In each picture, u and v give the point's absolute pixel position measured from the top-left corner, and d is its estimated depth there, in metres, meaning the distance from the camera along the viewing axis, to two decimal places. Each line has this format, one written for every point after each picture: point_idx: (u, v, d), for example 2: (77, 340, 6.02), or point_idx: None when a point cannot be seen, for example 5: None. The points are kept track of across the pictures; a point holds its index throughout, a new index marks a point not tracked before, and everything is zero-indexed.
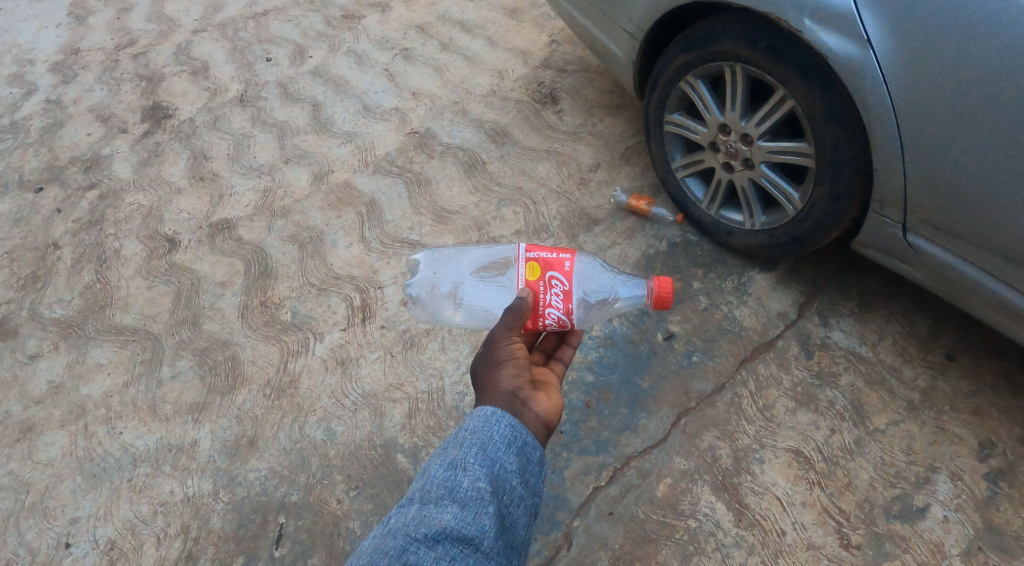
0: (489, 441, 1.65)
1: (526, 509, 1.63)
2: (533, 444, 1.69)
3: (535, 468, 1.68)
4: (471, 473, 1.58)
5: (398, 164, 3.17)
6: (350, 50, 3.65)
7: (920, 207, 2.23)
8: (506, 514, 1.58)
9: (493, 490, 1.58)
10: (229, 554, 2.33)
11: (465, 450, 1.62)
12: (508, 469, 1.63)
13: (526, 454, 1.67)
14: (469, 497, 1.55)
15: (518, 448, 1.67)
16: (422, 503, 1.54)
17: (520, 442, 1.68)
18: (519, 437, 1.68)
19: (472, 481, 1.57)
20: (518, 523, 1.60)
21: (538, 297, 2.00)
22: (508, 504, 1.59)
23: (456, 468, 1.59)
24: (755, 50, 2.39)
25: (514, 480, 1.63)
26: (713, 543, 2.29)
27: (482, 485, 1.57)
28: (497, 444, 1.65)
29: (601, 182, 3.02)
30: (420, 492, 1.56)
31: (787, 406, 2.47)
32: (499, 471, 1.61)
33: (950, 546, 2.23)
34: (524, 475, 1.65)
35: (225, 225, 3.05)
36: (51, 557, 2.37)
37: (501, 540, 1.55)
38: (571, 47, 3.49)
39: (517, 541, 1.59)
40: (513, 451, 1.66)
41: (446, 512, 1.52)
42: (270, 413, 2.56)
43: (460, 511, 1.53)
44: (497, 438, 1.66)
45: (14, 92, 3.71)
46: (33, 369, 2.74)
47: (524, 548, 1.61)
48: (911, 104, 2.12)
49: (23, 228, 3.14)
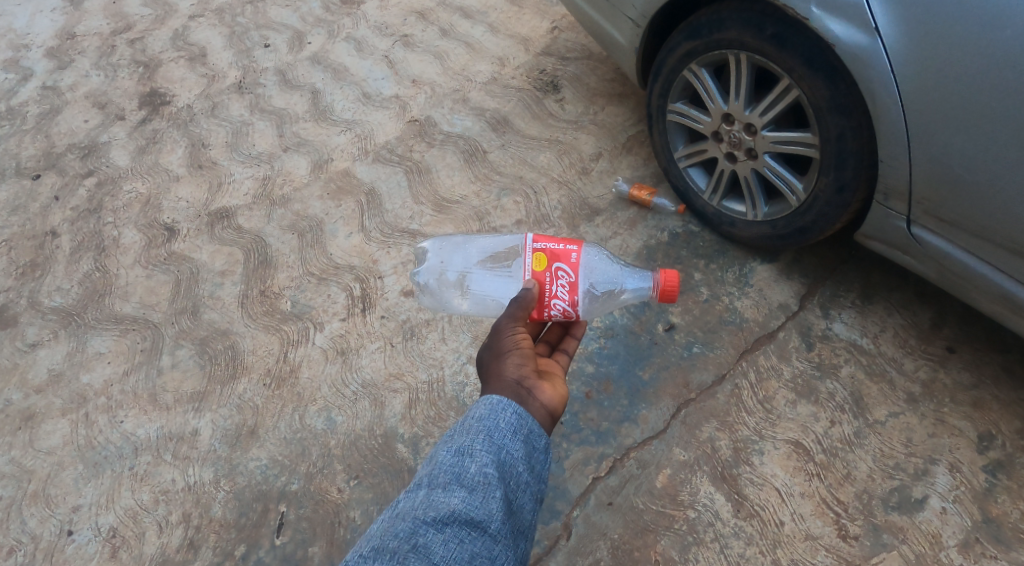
0: (495, 428, 1.64)
1: (533, 494, 1.62)
2: (538, 431, 1.68)
3: (542, 456, 1.67)
4: (478, 459, 1.58)
5: (398, 153, 3.14)
6: (349, 36, 3.60)
7: (925, 199, 2.21)
8: (513, 498, 1.58)
9: (500, 475, 1.57)
10: (230, 542, 2.34)
11: (472, 436, 1.62)
12: (514, 456, 1.62)
13: (532, 442, 1.66)
14: (476, 482, 1.55)
15: (524, 435, 1.66)
16: (430, 488, 1.54)
17: (525, 429, 1.67)
18: (524, 425, 1.67)
19: (479, 467, 1.56)
20: (525, 508, 1.59)
21: (544, 288, 1.99)
22: (515, 488, 1.59)
23: (463, 454, 1.58)
24: (760, 38, 2.36)
25: (521, 466, 1.62)
26: (712, 533, 2.29)
27: (489, 470, 1.57)
28: (504, 431, 1.64)
29: (602, 171, 3.00)
30: (428, 477, 1.56)
31: (787, 398, 2.47)
32: (506, 457, 1.61)
33: (948, 537, 2.24)
34: (531, 461, 1.64)
35: (224, 214, 3.04)
36: (53, 544, 2.38)
37: (509, 524, 1.55)
38: (573, 34, 3.45)
39: (524, 524, 1.58)
40: (519, 438, 1.65)
41: (453, 496, 1.52)
42: (270, 403, 2.56)
43: (468, 495, 1.53)
44: (503, 426, 1.65)
45: (10, 78, 3.67)
46: (34, 357, 2.74)
47: (532, 533, 1.61)
48: (918, 95, 2.09)
49: (21, 216, 3.13)
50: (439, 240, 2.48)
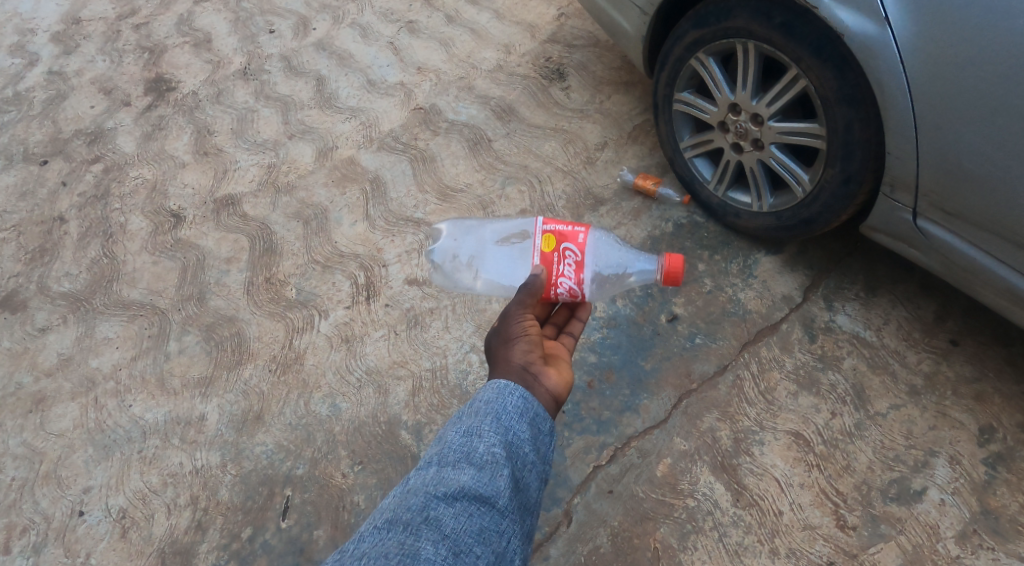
0: (502, 411, 1.65)
1: (539, 473, 1.64)
2: (543, 415, 1.70)
3: (547, 438, 1.69)
4: (486, 439, 1.60)
5: (402, 141, 3.14)
6: (353, 22, 3.58)
7: (932, 192, 2.19)
8: (520, 477, 1.60)
9: (507, 454, 1.59)
10: (238, 524, 2.38)
11: (480, 419, 1.64)
12: (521, 436, 1.64)
13: (537, 424, 1.68)
14: (484, 461, 1.57)
15: (530, 418, 1.68)
16: (440, 466, 1.56)
17: (531, 412, 1.68)
18: (530, 408, 1.69)
19: (487, 447, 1.58)
20: (531, 485, 1.61)
21: (551, 268, 2.00)
22: (522, 467, 1.61)
23: (471, 434, 1.60)
24: (768, 27, 2.33)
25: (527, 447, 1.64)
26: (711, 522, 2.31)
27: (497, 450, 1.59)
28: (511, 413, 1.66)
29: (608, 161, 2.99)
30: (437, 456, 1.59)
31: (789, 389, 2.48)
32: (513, 438, 1.62)
33: (945, 528, 2.25)
34: (536, 443, 1.66)
35: (229, 201, 3.05)
36: (64, 524, 2.42)
37: (516, 501, 1.57)
38: (580, 20, 3.42)
39: (531, 501, 1.61)
40: (526, 420, 1.67)
41: (463, 474, 1.54)
42: (276, 389, 2.60)
43: (476, 473, 1.55)
44: (510, 408, 1.67)
45: (15, 63, 3.67)
46: (44, 342, 2.77)
47: (538, 511, 1.63)
48: (927, 87, 2.07)
49: (29, 201, 3.15)
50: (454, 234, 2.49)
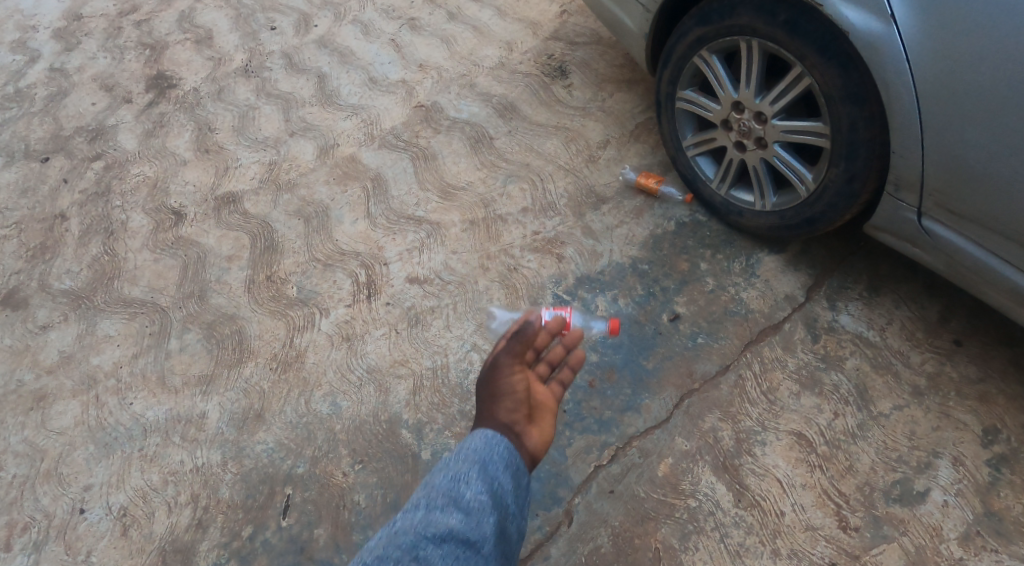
0: (488, 462, 1.65)
1: (521, 525, 1.63)
2: (521, 476, 1.67)
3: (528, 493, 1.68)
4: (473, 485, 1.60)
5: (404, 138, 3.13)
6: (355, 19, 3.58)
7: (937, 191, 2.17)
8: (504, 525, 1.59)
9: (494, 501, 1.59)
10: (238, 523, 2.37)
11: (468, 466, 1.63)
12: (506, 487, 1.63)
13: (520, 479, 1.67)
14: (471, 506, 1.56)
15: (513, 472, 1.66)
16: (429, 508, 1.56)
17: (512, 469, 1.67)
18: (510, 467, 1.67)
19: (474, 493, 1.58)
20: (514, 535, 1.61)
21: None
22: (507, 517, 1.60)
23: (458, 480, 1.60)
24: (772, 24, 2.31)
25: (511, 497, 1.63)
26: (712, 522, 2.29)
27: (484, 496, 1.58)
28: (495, 465, 1.65)
29: (610, 159, 2.98)
30: (425, 499, 1.59)
31: (791, 389, 2.47)
32: (499, 488, 1.62)
33: (949, 530, 2.23)
34: (520, 494, 1.65)
35: (230, 198, 3.05)
36: (65, 522, 2.42)
37: (501, 548, 1.57)
38: (583, 18, 3.42)
39: (514, 550, 1.60)
40: (510, 472, 1.66)
41: (451, 516, 1.54)
42: (277, 387, 2.59)
43: (464, 517, 1.54)
44: (494, 461, 1.65)
45: (17, 60, 3.66)
46: (45, 339, 2.77)
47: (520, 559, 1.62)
48: (932, 86, 2.05)
49: (30, 198, 3.14)
50: (505, 235, 2.83)
